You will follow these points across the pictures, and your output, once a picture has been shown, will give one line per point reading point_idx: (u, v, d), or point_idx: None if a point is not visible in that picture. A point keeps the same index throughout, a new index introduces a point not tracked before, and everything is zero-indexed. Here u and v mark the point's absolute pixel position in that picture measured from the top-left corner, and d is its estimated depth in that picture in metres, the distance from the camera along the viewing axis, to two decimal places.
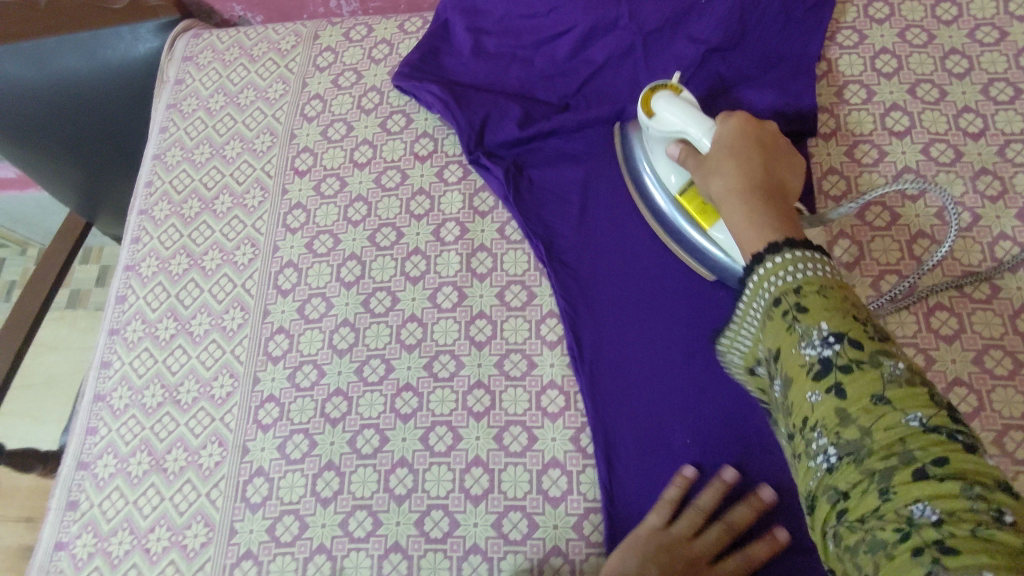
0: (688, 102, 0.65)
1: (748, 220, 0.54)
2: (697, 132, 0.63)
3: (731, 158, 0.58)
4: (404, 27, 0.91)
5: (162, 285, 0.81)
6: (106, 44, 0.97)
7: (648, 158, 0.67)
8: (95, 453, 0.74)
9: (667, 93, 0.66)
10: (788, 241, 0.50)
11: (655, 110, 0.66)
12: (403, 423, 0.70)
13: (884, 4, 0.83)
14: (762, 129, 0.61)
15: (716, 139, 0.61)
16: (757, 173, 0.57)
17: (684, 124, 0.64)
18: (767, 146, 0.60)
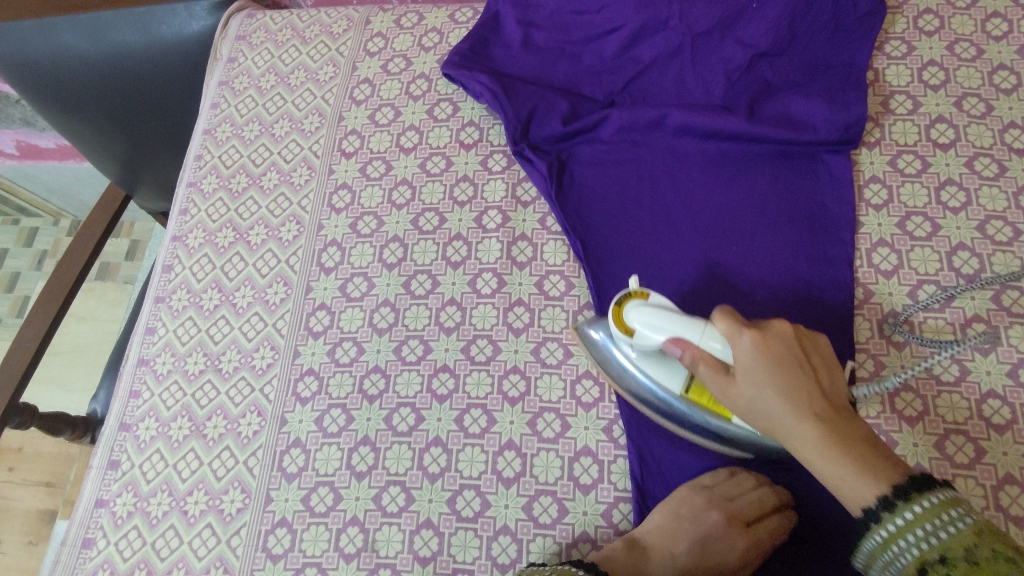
0: (664, 307, 0.61)
1: (774, 406, 0.53)
2: (693, 335, 0.58)
3: (773, 387, 0.53)
4: (455, 17, 0.93)
5: (208, 257, 0.83)
6: (160, 21, 0.98)
7: (636, 317, 0.62)
8: (138, 415, 0.76)
9: (638, 300, 0.63)
10: (884, 492, 0.48)
11: (632, 326, 0.62)
12: (439, 403, 0.71)
13: (933, 16, 0.84)
14: (781, 335, 0.55)
15: (738, 363, 0.55)
16: (819, 403, 0.52)
17: (673, 329, 0.59)
18: (801, 361, 0.54)
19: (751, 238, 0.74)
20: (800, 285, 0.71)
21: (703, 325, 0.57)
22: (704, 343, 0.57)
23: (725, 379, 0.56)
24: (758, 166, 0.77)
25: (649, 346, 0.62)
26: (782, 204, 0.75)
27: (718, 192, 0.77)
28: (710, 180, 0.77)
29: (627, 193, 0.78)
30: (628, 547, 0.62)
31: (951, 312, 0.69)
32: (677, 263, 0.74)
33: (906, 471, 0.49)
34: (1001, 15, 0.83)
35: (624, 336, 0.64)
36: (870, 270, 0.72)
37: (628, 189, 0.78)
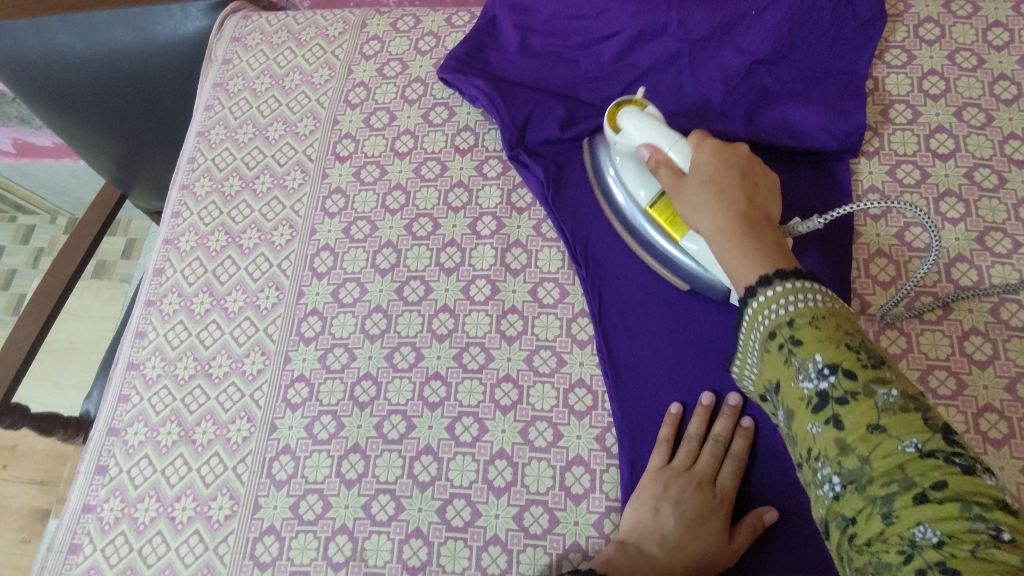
0: (654, 117, 0.67)
1: (703, 205, 0.58)
2: (659, 135, 0.64)
3: (707, 195, 0.58)
4: (452, 21, 0.92)
5: (200, 260, 0.82)
6: (155, 21, 0.98)
7: (627, 119, 0.67)
8: (126, 420, 0.75)
9: (633, 107, 0.68)
10: (777, 269, 0.52)
11: (621, 125, 0.69)
12: (430, 411, 0.71)
13: (934, 25, 0.83)
14: (735, 154, 0.61)
15: (693, 164, 0.61)
16: (742, 204, 0.57)
17: (653, 137, 0.65)
18: (742, 172, 0.60)
19: None
20: None
21: (676, 140, 0.63)
22: (670, 151, 0.63)
23: (676, 182, 0.61)
24: None
25: (631, 142, 0.68)
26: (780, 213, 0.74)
27: None
28: None
29: None
30: (621, 548, 0.60)
31: (949, 324, 0.69)
32: None
33: (794, 265, 0.53)
34: (1002, 25, 0.82)
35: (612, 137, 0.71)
36: (867, 281, 0.72)
37: None
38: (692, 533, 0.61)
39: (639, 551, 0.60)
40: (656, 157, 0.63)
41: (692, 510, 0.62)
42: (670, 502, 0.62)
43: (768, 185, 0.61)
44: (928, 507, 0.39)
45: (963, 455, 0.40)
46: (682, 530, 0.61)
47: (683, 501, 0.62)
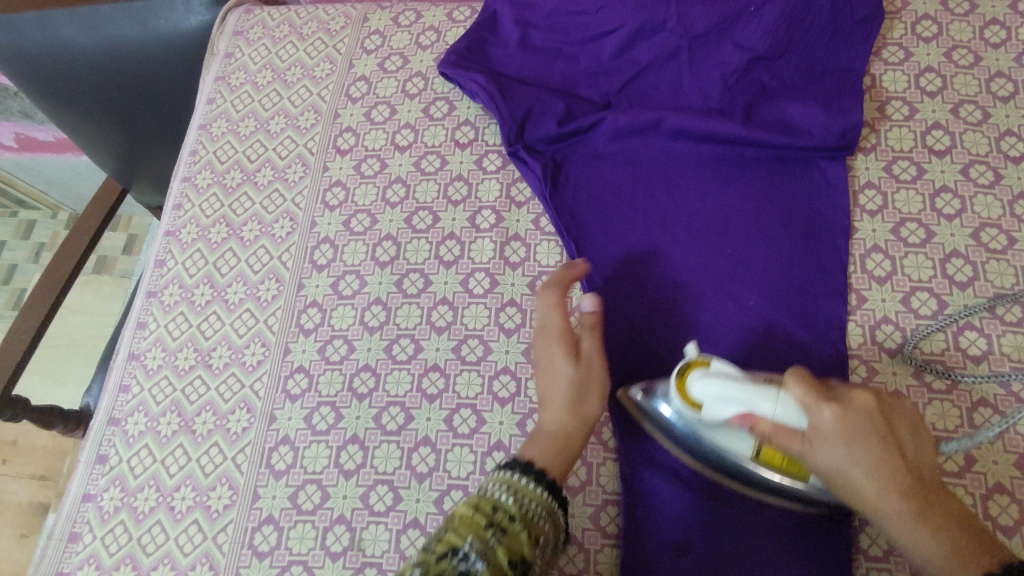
0: (734, 372, 0.56)
1: (851, 467, 0.52)
2: (748, 403, 0.54)
3: (875, 485, 0.51)
4: (453, 16, 0.92)
5: (200, 252, 0.83)
6: (159, 15, 0.98)
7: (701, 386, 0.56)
8: (127, 410, 0.76)
9: (701, 370, 0.57)
10: (977, 574, 0.46)
11: (697, 400, 0.58)
12: (428, 403, 0.71)
13: (931, 23, 0.84)
14: (864, 402, 0.53)
15: (815, 430, 0.52)
16: (900, 470, 0.51)
17: (747, 403, 0.54)
18: (884, 422, 0.53)
19: (745, 242, 0.74)
20: (792, 290, 0.71)
21: (776, 396, 0.53)
22: (778, 418, 0.53)
23: (804, 440, 0.53)
24: (753, 172, 0.77)
25: (717, 418, 0.57)
26: (777, 209, 0.75)
27: (713, 195, 0.77)
28: (706, 183, 0.77)
29: (622, 195, 0.78)
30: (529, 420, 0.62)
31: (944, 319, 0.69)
32: (670, 266, 0.74)
33: (998, 555, 0.48)
34: (999, 23, 0.83)
35: (688, 409, 0.60)
36: (864, 276, 0.72)
37: (623, 192, 0.78)
38: (552, 377, 0.62)
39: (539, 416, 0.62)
40: (763, 430, 0.54)
41: (542, 367, 0.63)
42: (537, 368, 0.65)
43: (909, 424, 0.54)
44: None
45: None
46: (545, 387, 0.63)
47: (540, 359, 0.64)
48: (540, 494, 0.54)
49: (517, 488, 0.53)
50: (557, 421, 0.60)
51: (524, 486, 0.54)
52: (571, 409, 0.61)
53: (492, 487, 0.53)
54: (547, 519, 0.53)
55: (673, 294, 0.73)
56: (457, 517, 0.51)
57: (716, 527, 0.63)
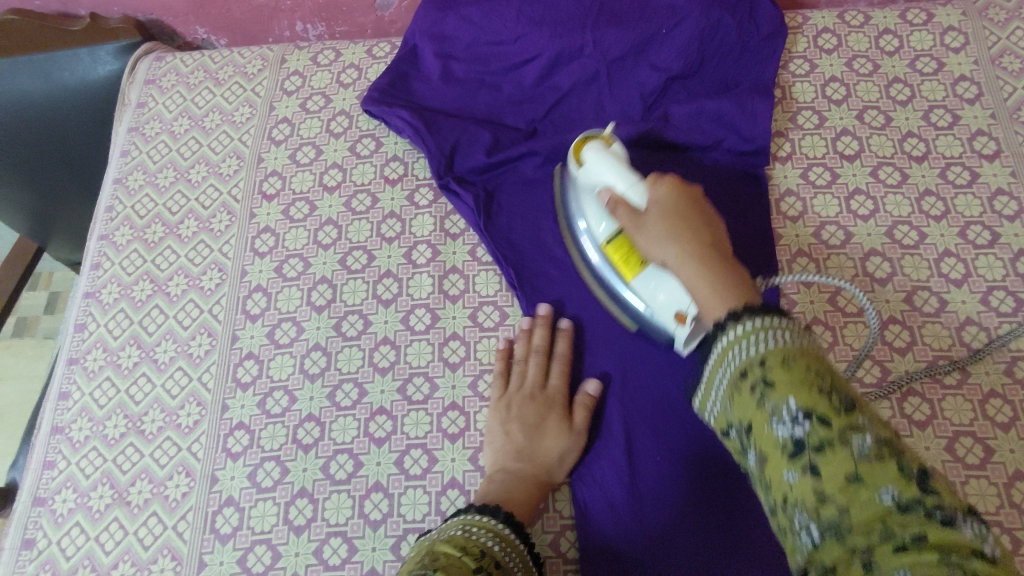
0: (619, 156, 0.65)
1: (667, 243, 0.55)
2: (619, 181, 0.62)
3: (671, 223, 0.56)
4: (373, 52, 0.92)
5: (125, 312, 0.79)
6: (63, 67, 0.96)
7: (591, 156, 0.66)
8: (53, 488, 0.71)
9: (597, 143, 0.66)
10: (732, 311, 0.47)
11: (583, 158, 0.67)
12: (377, 447, 0.69)
13: (831, 35, 0.89)
14: (692, 190, 0.59)
15: (652, 203, 0.59)
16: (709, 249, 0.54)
17: (610, 176, 0.63)
18: (700, 208, 0.58)
19: None
20: None
21: (635, 180, 0.62)
22: (627, 193, 0.61)
23: (634, 218, 0.59)
24: None
25: (591, 179, 0.66)
26: None
27: None
28: None
29: (556, 219, 0.79)
30: (493, 476, 0.64)
31: (869, 315, 0.72)
32: None
33: (756, 297, 0.50)
34: (891, 32, 0.88)
35: (576, 166, 0.69)
36: (792, 280, 0.75)
37: (557, 217, 0.79)
38: (544, 437, 0.66)
39: (502, 471, 0.65)
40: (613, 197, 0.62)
41: (535, 422, 0.67)
42: (516, 418, 0.67)
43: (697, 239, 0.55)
44: (908, 559, 0.33)
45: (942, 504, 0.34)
46: (533, 441, 0.66)
47: (524, 413, 0.67)
48: (517, 540, 0.56)
49: (496, 532, 0.56)
50: (536, 476, 0.64)
51: (501, 530, 0.56)
52: (553, 467, 0.65)
53: (472, 529, 0.55)
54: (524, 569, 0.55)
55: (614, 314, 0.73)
56: (441, 554, 0.51)
57: (628, 538, 0.63)
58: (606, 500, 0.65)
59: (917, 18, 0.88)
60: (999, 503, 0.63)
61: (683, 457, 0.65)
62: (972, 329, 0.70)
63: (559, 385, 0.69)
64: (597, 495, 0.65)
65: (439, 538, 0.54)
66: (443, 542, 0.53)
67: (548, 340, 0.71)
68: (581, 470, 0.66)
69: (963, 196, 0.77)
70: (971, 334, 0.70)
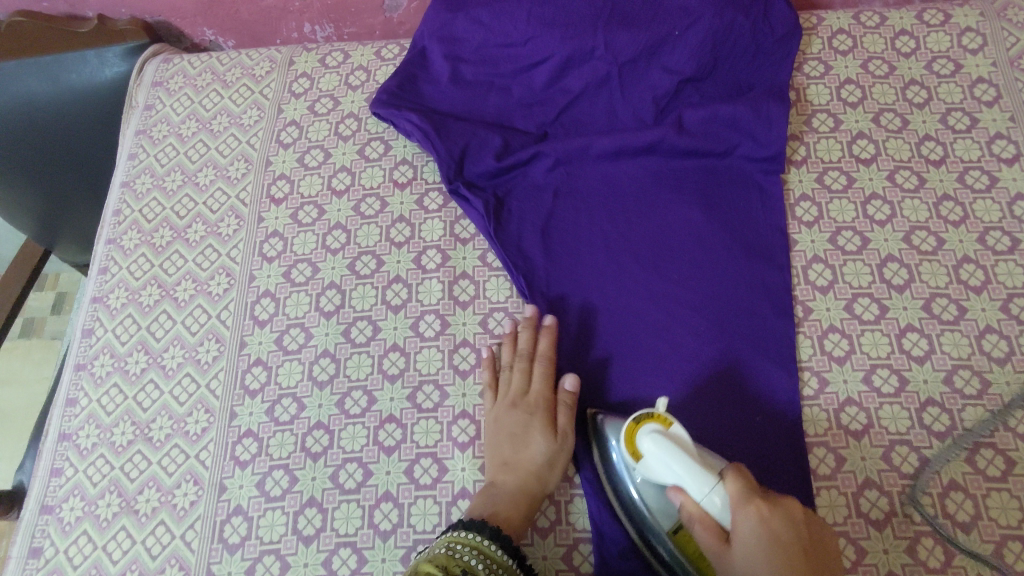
0: (680, 444, 0.57)
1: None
2: (694, 486, 0.55)
3: (767, 563, 0.50)
4: (381, 54, 0.91)
5: (132, 317, 0.78)
6: (70, 69, 0.95)
7: (651, 446, 0.58)
8: (61, 495, 0.70)
9: (656, 426, 0.59)
10: None
11: (640, 449, 0.59)
12: (387, 456, 0.69)
13: (846, 36, 0.87)
14: (795, 519, 0.53)
15: (740, 533, 0.52)
16: (801, 556, 0.51)
17: (683, 478, 0.56)
18: (804, 552, 0.52)
19: (691, 263, 0.74)
20: (741, 309, 0.71)
21: (712, 488, 0.55)
22: (704, 504, 0.55)
23: (720, 545, 0.53)
24: (695, 191, 0.77)
25: (653, 475, 0.58)
26: (720, 229, 0.75)
27: (655, 219, 0.77)
28: (648, 207, 0.77)
29: (567, 225, 0.78)
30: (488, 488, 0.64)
31: (887, 323, 0.71)
32: (620, 293, 0.73)
33: None
34: (908, 33, 0.86)
35: (626, 450, 0.60)
36: (807, 287, 0.73)
37: (567, 223, 0.78)
38: (530, 444, 0.65)
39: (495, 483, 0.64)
40: (689, 508, 0.55)
41: (521, 430, 0.66)
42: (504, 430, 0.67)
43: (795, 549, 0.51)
44: None
45: None
46: (520, 449, 0.65)
47: (511, 422, 0.67)
48: (503, 557, 0.56)
49: (481, 550, 0.56)
50: (525, 484, 0.64)
51: (488, 547, 0.56)
52: (542, 473, 0.64)
53: (456, 547, 0.56)
54: None
55: (627, 322, 0.72)
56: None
57: (644, 558, 0.62)
58: (618, 519, 0.64)
59: (934, 18, 0.87)
60: (1020, 517, 0.62)
61: None
62: (992, 337, 0.69)
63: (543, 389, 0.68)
64: (608, 516, 0.64)
65: (423, 556, 0.55)
66: (424, 565, 0.53)
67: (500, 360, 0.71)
68: (591, 489, 0.65)
69: (982, 201, 0.76)
70: (991, 343, 0.69)
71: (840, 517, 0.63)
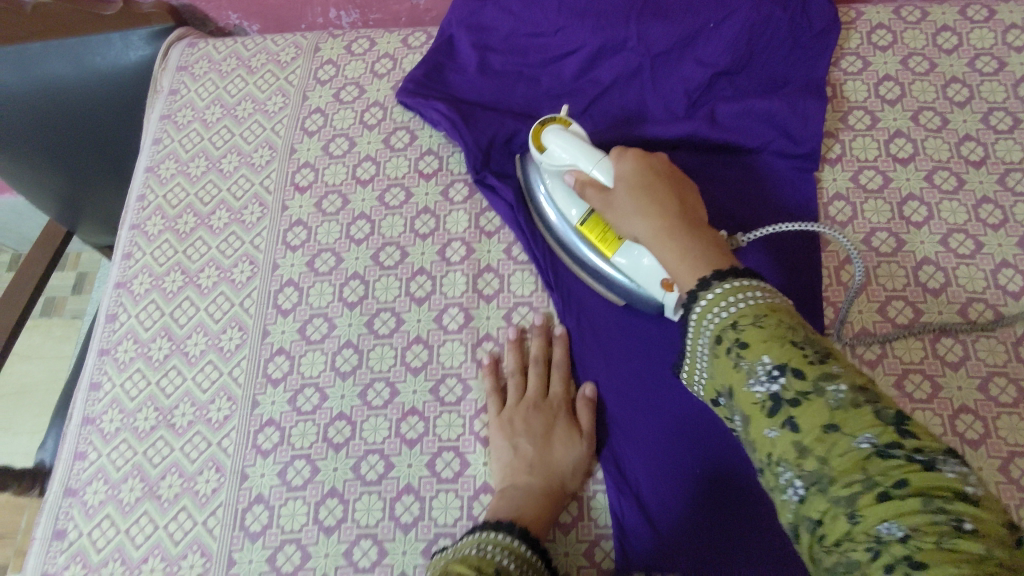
0: (579, 137, 0.66)
1: (639, 221, 0.57)
2: (584, 159, 0.64)
3: (633, 199, 0.58)
4: (408, 42, 0.90)
5: (156, 303, 0.78)
6: (95, 51, 0.93)
7: (552, 138, 0.67)
8: (84, 478, 0.71)
9: (556, 125, 0.68)
10: (715, 271, 0.49)
11: (545, 145, 0.68)
12: (409, 449, 0.68)
13: (886, 31, 0.85)
14: (656, 160, 0.61)
15: (625, 186, 0.59)
16: (674, 206, 0.56)
17: (577, 158, 0.65)
18: (664, 175, 0.60)
19: None
20: None
21: (598, 159, 0.63)
22: (592, 170, 0.63)
23: (605, 198, 0.62)
24: (727, 188, 0.76)
25: (556, 161, 0.67)
26: (751, 227, 0.74)
27: None
28: None
29: None
30: (507, 491, 0.63)
31: (921, 327, 0.69)
32: None
33: (732, 263, 0.50)
34: (950, 29, 0.84)
35: (538, 155, 0.69)
36: (839, 288, 0.72)
37: None
38: (553, 446, 0.65)
39: (515, 485, 0.63)
40: (587, 180, 0.64)
41: (542, 432, 0.66)
42: (523, 432, 0.66)
43: (694, 199, 0.59)
44: (879, 497, 0.34)
45: (923, 450, 0.35)
46: (542, 450, 0.64)
47: (531, 424, 0.66)
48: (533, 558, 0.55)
49: (513, 550, 0.55)
50: (550, 486, 0.63)
51: (518, 547, 0.55)
52: (566, 475, 0.64)
53: (486, 546, 0.54)
54: None
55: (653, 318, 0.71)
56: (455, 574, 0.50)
57: (670, 556, 0.61)
58: (642, 515, 0.63)
59: (978, 14, 0.84)
60: None
61: (723, 466, 0.64)
62: None
63: (561, 392, 0.68)
64: (633, 509, 0.63)
65: (453, 557, 0.53)
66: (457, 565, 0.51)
67: (512, 365, 0.70)
68: (615, 481, 0.64)
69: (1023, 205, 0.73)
70: None
71: None
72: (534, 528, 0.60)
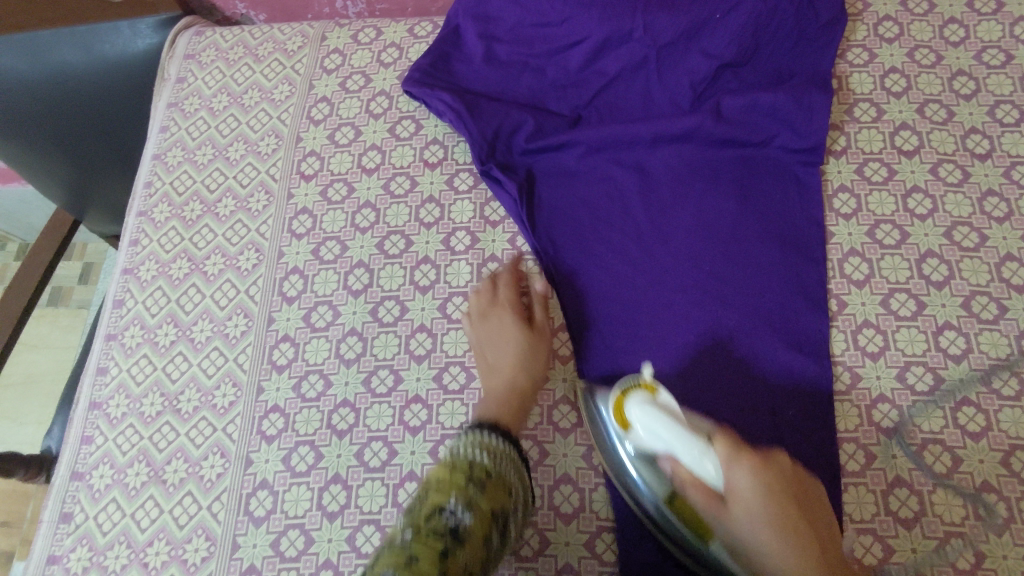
0: (668, 411, 0.57)
1: (750, 530, 0.50)
2: (693, 455, 0.54)
3: (759, 524, 0.50)
4: (414, 31, 0.90)
5: (162, 290, 0.79)
6: (104, 39, 0.93)
7: (636, 413, 0.58)
8: (91, 462, 0.71)
9: (640, 394, 0.59)
10: None
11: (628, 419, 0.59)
12: (412, 436, 0.69)
13: (893, 23, 0.85)
14: (778, 470, 0.52)
15: (731, 488, 0.51)
16: (812, 545, 0.49)
17: (674, 446, 0.55)
18: (794, 497, 0.52)
19: (726, 255, 0.72)
20: (775, 303, 0.70)
21: (707, 451, 0.53)
22: (697, 469, 0.54)
23: (711, 501, 0.53)
24: (732, 181, 0.76)
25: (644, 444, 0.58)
26: (754, 221, 0.74)
27: (687, 209, 0.75)
28: (682, 196, 0.76)
29: (597, 211, 0.76)
30: (490, 377, 0.67)
31: (924, 320, 0.69)
32: (650, 283, 0.72)
33: None
34: (958, 21, 0.84)
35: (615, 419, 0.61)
36: (842, 280, 0.72)
37: (598, 209, 0.76)
38: (513, 330, 0.69)
39: (490, 374, 0.67)
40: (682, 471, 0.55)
41: (505, 323, 0.69)
42: (487, 348, 0.69)
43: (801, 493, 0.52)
44: None
45: None
46: (508, 343, 0.68)
47: (494, 326, 0.69)
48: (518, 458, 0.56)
49: (500, 449, 0.55)
50: (518, 377, 0.66)
51: (507, 451, 0.56)
52: (532, 369, 0.68)
53: (476, 445, 0.55)
54: (527, 495, 0.56)
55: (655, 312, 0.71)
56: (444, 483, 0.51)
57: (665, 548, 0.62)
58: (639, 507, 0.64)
59: (986, 6, 0.84)
60: None
61: None
62: None
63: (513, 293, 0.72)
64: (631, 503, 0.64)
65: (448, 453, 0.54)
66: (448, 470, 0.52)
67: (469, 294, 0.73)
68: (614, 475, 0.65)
69: None
70: None
71: (869, 514, 0.62)
72: (519, 415, 0.63)
